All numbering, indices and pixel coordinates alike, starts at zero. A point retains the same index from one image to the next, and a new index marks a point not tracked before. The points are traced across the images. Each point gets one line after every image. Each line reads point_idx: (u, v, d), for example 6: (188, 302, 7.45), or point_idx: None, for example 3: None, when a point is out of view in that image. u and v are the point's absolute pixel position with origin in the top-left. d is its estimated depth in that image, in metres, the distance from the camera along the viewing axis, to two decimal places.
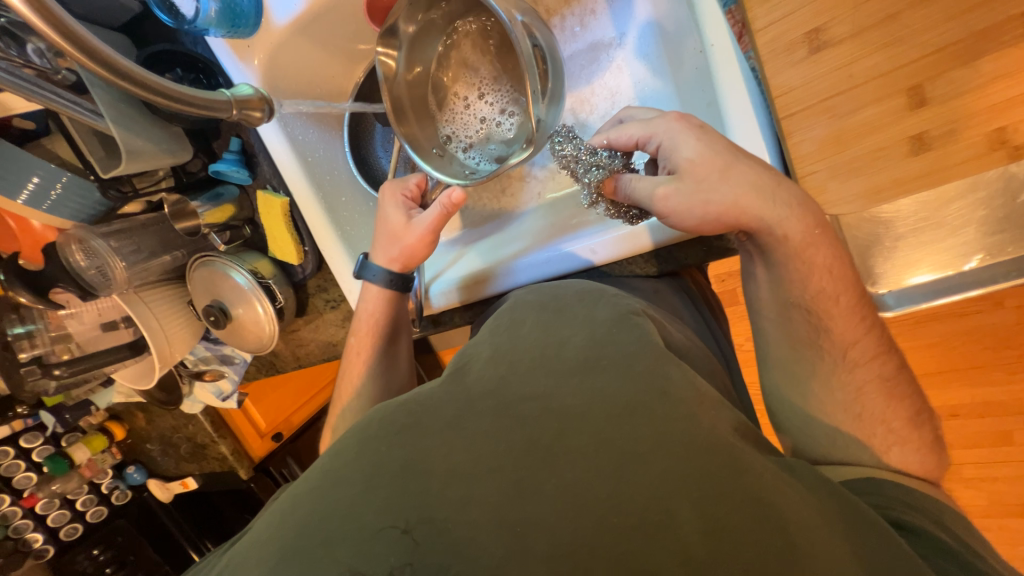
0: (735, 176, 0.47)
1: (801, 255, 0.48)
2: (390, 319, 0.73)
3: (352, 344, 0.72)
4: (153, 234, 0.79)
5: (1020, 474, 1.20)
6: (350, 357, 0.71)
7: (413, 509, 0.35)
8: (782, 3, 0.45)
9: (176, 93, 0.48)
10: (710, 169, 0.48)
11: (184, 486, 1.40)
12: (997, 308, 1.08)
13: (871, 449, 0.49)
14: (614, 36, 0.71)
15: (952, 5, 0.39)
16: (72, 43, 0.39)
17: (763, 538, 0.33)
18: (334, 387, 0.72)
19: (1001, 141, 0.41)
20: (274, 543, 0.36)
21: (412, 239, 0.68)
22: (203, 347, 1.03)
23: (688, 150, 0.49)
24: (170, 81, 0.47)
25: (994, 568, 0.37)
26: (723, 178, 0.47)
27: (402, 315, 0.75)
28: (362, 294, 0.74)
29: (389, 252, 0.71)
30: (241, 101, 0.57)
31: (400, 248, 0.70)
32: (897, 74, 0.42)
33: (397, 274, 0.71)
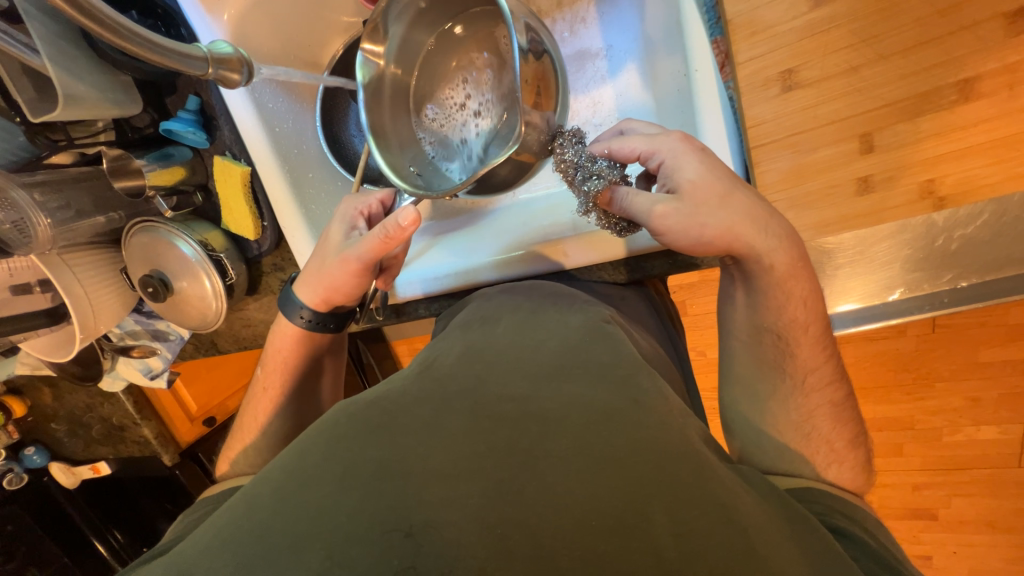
0: (733, 204, 0.50)
1: (783, 284, 0.53)
2: (308, 355, 0.69)
3: (260, 378, 0.69)
4: (86, 191, 0.71)
5: (906, 482, 1.38)
6: (256, 393, 0.68)
7: (386, 509, 0.35)
8: (762, 41, 0.48)
9: (140, 36, 0.43)
10: (710, 193, 0.50)
11: (94, 471, 1.27)
12: (901, 336, 1.21)
13: (799, 456, 0.54)
14: (601, 47, 0.72)
15: (903, 66, 0.44)
16: None
17: (727, 543, 0.34)
18: (245, 411, 0.69)
19: (929, 192, 0.46)
20: (230, 550, 0.35)
21: (335, 262, 0.64)
22: (132, 321, 0.93)
23: (690, 172, 0.51)
24: (136, 23, 0.43)
25: (895, 564, 0.43)
26: (721, 205, 0.50)
27: (321, 353, 0.71)
28: (274, 330, 0.70)
29: (319, 268, 0.66)
30: (218, 60, 0.52)
31: (322, 268, 0.65)
32: (854, 121, 0.47)
33: (312, 303, 0.66)
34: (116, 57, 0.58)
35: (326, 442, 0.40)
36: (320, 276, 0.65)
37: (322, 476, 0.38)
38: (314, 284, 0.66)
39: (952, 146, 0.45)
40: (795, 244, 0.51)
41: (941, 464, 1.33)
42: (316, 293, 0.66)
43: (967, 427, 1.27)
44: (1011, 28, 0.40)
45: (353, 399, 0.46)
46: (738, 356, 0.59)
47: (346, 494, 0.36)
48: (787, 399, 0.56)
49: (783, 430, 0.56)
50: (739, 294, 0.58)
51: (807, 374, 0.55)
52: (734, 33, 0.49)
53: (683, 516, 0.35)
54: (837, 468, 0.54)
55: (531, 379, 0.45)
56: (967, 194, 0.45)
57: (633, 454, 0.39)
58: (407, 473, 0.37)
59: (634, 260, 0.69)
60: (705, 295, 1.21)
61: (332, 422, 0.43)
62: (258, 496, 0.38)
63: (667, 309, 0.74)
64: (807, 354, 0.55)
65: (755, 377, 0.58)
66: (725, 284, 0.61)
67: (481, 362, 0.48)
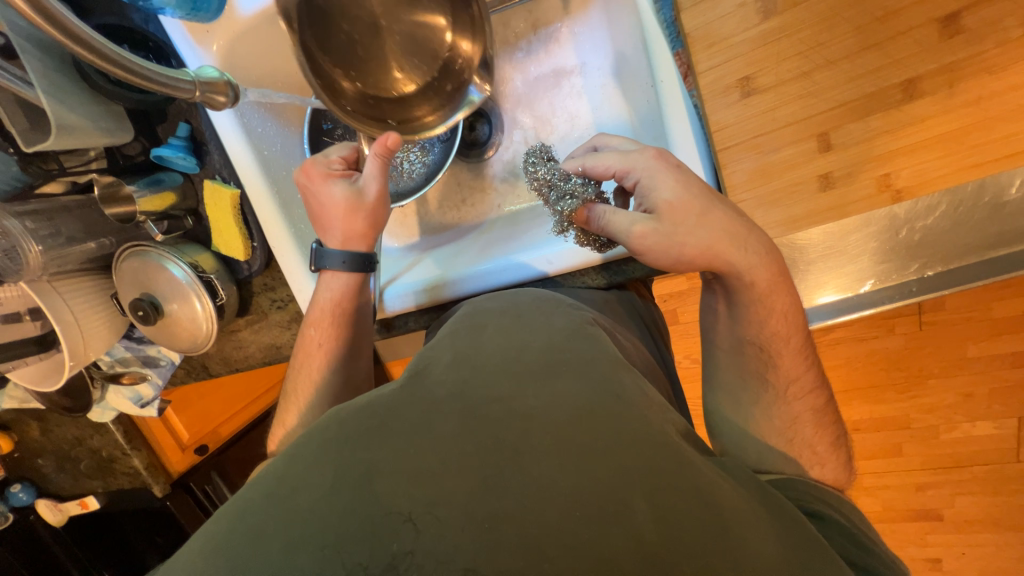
0: (711, 222, 0.52)
1: (764, 299, 0.54)
2: (355, 304, 0.70)
3: (310, 337, 0.69)
4: (77, 218, 0.71)
5: (906, 482, 1.37)
6: (308, 348, 0.69)
7: (383, 510, 0.37)
8: (719, 52, 0.51)
9: (164, 79, 0.48)
10: (688, 213, 0.52)
11: (82, 506, 1.24)
12: (890, 334, 1.24)
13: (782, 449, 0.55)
14: (576, 64, 0.76)
15: (851, 70, 0.47)
16: (60, 30, 0.40)
17: (706, 529, 0.36)
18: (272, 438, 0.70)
19: (887, 185, 0.49)
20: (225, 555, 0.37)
21: (364, 206, 0.67)
22: (122, 347, 0.93)
23: (667, 192, 0.53)
24: (156, 65, 0.47)
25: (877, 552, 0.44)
26: (700, 223, 0.52)
27: (365, 311, 0.73)
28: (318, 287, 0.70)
29: (332, 231, 0.68)
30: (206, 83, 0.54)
31: (346, 217, 0.67)
32: (811, 121, 0.50)
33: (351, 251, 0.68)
34: (103, 85, 0.60)
35: (317, 446, 0.43)
36: (340, 234, 0.68)
37: (313, 484, 0.39)
38: (345, 238, 0.68)
39: (903, 141, 0.47)
40: (774, 260, 0.53)
41: (938, 462, 1.33)
42: (353, 243, 0.68)
43: (962, 423, 1.28)
44: (943, 32, 0.44)
45: (348, 405, 0.47)
46: (721, 352, 0.61)
47: (339, 497, 0.38)
48: (767, 391, 0.58)
49: (766, 423, 0.58)
50: (722, 307, 0.60)
51: (786, 366, 0.57)
52: (694, 45, 0.52)
53: (658, 496, 0.38)
54: (817, 456, 0.56)
55: (517, 382, 0.46)
56: (922, 185, 0.48)
57: (614, 447, 0.40)
58: (398, 476, 0.39)
59: (617, 266, 0.71)
60: (694, 302, 1.23)
61: (324, 428, 0.45)
62: (250, 502, 0.41)
63: (653, 314, 0.76)
64: (784, 344, 0.56)
65: (737, 372, 0.59)
66: (707, 297, 0.62)
67: (469, 367, 0.49)
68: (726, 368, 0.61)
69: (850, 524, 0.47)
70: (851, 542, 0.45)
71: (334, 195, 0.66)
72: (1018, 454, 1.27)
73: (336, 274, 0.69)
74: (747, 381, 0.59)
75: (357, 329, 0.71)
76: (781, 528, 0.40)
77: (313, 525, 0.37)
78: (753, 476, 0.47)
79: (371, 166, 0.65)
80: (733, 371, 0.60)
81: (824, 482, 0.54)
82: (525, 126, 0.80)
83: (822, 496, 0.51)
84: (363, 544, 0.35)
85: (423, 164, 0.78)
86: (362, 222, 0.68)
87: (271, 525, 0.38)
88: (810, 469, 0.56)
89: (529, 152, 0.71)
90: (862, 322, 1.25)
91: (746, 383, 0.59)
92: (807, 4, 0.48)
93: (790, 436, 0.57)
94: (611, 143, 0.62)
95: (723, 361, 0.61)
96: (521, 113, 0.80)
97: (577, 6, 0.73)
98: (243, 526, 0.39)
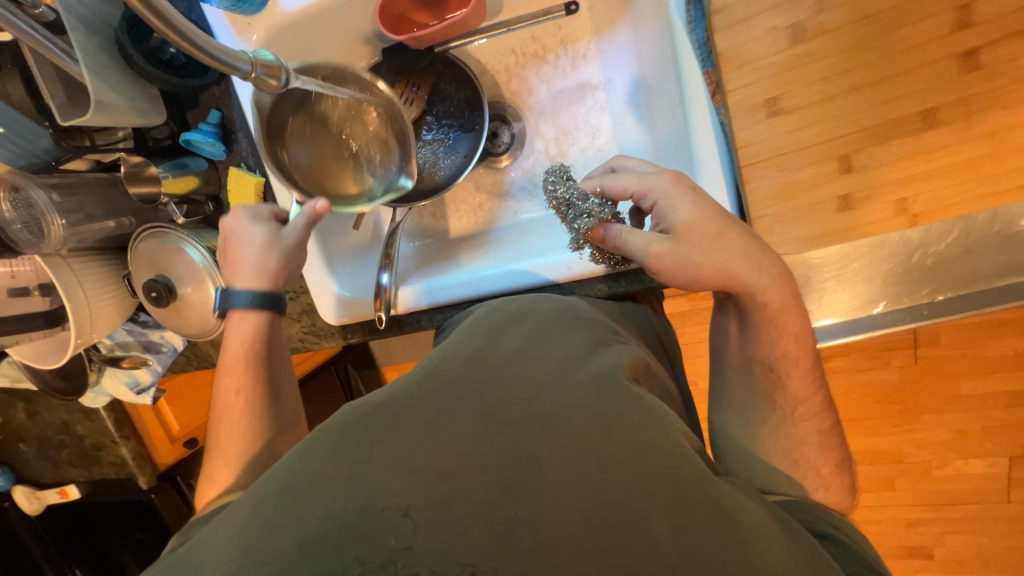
0: (727, 243, 0.54)
1: (777, 321, 0.56)
2: (269, 342, 0.68)
3: (225, 385, 0.66)
4: (100, 195, 0.72)
5: (898, 518, 1.37)
6: (227, 397, 0.65)
7: (415, 496, 0.38)
8: (750, 72, 0.54)
9: (243, 63, 0.50)
10: (703, 234, 0.54)
11: (62, 495, 1.21)
12: (885, 366, 1.25)
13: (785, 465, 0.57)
14: (600, 79, 0.78)
15: (875, 97, 0.50)
16: (175, 30, 0.43)
17: (720, 541, 0.38)
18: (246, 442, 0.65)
19: (903, 209, 0.51)
20: (241, 545, 0.39)
21: (279, 256, 0.67)
22: (124, 331, 0.92)
23: (684, 215, 0.55)
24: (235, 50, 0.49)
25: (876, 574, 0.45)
26: (715, 244, 0.54)
27: (281, 349, 0.70)
28: (216, 395, 0.66)
29: (247, 277, 0.67)
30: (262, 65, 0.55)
31: (256, 262, 0.66)
32: (834, 143, 0.52)
33: (267, 298, 0.67)
34: (145, 68, 0.61)
35: (333, 444, 0.43)
36: (257, 277, 0.67)
37: (326, 479, 0.40)
38: (254, 284, 0.67)
39: (921, 167, 0.49)
40: (789, 282, 0.55)
41: (930, 498, 1.33)
42: (262, 285, 0.67)
43: (954, 460, 1.29)
44: (963, 67, 0.46)
45: (361, 400, 0.47)
46: (727, 370, 0.62)
47: (352, 492, 0.39)
48: (776, 411, 0.59)
49: (771, 443, 0.59)
50: (733, 327, 0.61)
51: (792, 385, 0.58)
52: (726, 64, 0.54)
53: (678, 511, 0.39)
54: (820, 480, 0.57)
55: (537, 386, 0.46)
56: (935, 212, 0.50)
57: (634, 455, 0.41)
58: (421, 469, 0.40)
59: (634, 274, 0.71)
60: (695, 324, 1.24)
61: (339, 423, 0.45)
62: (266, 492, 0.42)
63: (663, 326, 0.77)
64: (794, 367, 0.58)
65: (747, 390, 0.61)
66: (718, 316, 0.64)
67: (484, 366, 0.49)
68: (736, 388, 0.62)
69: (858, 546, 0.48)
70: (858, 560, 0.46)
71: (254, 237, 0.67)
72: (1008, 494, 1.28)
73: (244, 315, 0.67)
74: (756, 399, 0.60)
75: (274, 358, 0.69)
76: (792, 549, 0.42)
77: (333, 515, 0.38)
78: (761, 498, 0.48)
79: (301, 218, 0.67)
80: (740, 387, 0.61)
81: (828, 505, 0.55)
82: (547, 136, 0.82)
83: (829, 519, 0.52)
84: (379, 537, 0.37)
85: (445, 165, 0.79)
86: (278, 262, 0.67)
87: (291, 516, 0.39)
88: (814, 490, 0.57)
89: (549, 171, 0.72)
90: (860, 352, 1.26)
91: (755, 403, 0.60)
92: (837, 32, 0.50)
93: (795, 458, 0.58)
94: (629, 165, 0.64)
95: (733, 379, 0.62)
96: (543, 123, 0.82)
97: (606, 25, 0.76)
98: (262, 514, 0.40)
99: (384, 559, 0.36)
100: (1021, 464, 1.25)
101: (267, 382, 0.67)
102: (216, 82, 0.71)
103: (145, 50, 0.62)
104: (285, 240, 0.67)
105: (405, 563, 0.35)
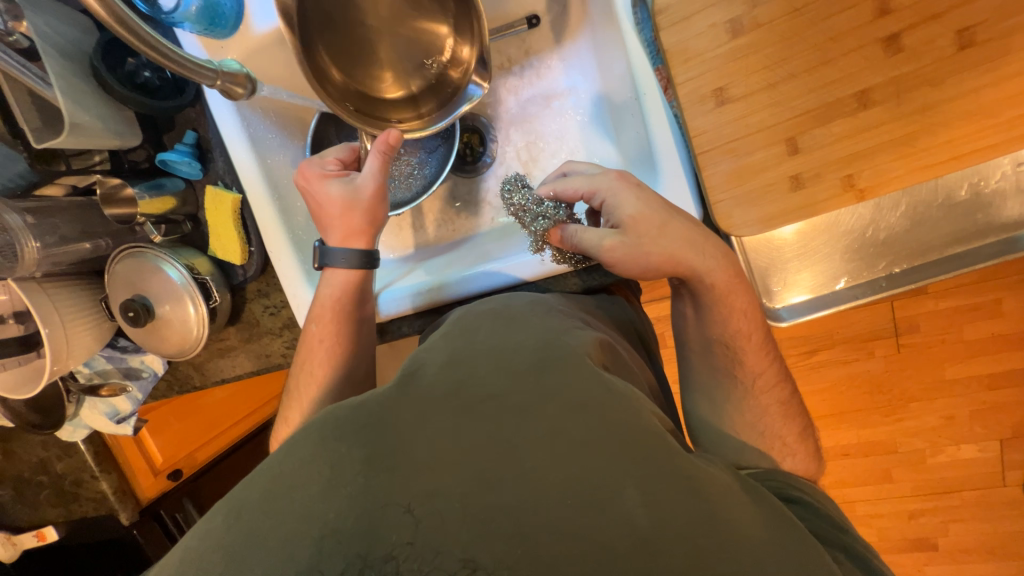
0: (672, 232, 0.56)
1: (724, 300, 0.58)
2: (357, 304, 0.70)
3: (312, 334, 0.68)
4: (75, 218, 0.72)
5: (898, 510, 1.36)
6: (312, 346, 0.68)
7: (413, 490, 0.39)
8: (695, 65, 0.57)
9: (212, 74, 0.53)
10: (650, 225, 0.56)
11: (40, 539, 1.16)
12: (870, 356, 1.27)
13: (764, 443, 0.59)
14: (565, 87, 0.82)
15: (811, 82, 0.53)
16: (149, 46, 0.46)
17: (690, 507, 0.39)
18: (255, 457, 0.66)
19: (851, 185, 0.54)
20: (219, 550, 0.39)
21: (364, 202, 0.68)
22: (103, 358, 0.91)
23: (630, 208, 0.57)
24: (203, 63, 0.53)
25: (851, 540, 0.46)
26: (661, 233, 0.56)
27: (366, 321, 0.71)
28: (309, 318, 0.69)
29: (330, 233, 0.69)
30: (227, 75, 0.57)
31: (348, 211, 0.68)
32: (779, 127, 0.55)
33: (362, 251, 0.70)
34: (119, 91, 0.62)
35: (311, 439, 0.43)
36: (337, 234, 0.69)
37: (306, 481, 0.40)
38: (347, 236, 0.69)
39: (860, 146, 0.54)
40: (731, 263, 0.58)
41: (926, 487, 1.33)
42: (352, 240, 0.69)
43: (947, 446, 1.30)
44: (888, 50, 0.51)
45: (337, 406, 0.46)
46: (692, 354, 0.64)
47: (336, 493, 0.39)
48: (737, 387, 0.61)
49: (742, 420, 0.60)
50: (689, 310, 0.63)
51: (759, 363, 0.60)
52: (672, 60, 0.57)
53: (648, 486, 0.40)
54: (788, 448, 0.59)
55: (512, 378, 0.47)
56: (879, 186, 0.54)
57: (605, 435, 0.42)
58: (395, 468, 0.40)
59: (602, 269, 0.73)
60: None
61: (319, 425, 0.44)
62: (246, 499, 0.41)
63: (640, 319, 0.78)
64: (747, 342, 0.60)
65: (710, 371, 0.62)
66: (678, 303, 0.65)
67: (463, 365, 0.49)
68: (709, 373, 0.63)
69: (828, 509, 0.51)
70: (832, 525, 0.48)
71: (329, 192, 0.67)
72: (1005, 477, 1.29)
73: (331, 271, 0.70)
74: (719, 379, 0.62)
75: (360, 324, 0.70)
76: (763, 514, 0.43)
77: (314, 515, 0.38)
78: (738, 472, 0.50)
79: (371, 162, 0.67)
80: (705, 370, 0.63)
81: (796, 473, 0.57)
82: (518, 143, 0.85)
83: (803, 487, 0.54)
84: (376, 533, 0.37)
85: (419, 175, 0.81)
86: (358, 218, 0.68)
87: (266, 524, 0.39)
88: (785, 462, 0.58)
89: (505, 179, 0.75)
90: (844, 344, 1.28)
91: (725, 384, 0.62)
92: (769, 25, 0.54)
93: (764, 431, 0.59)
94: (578, 168, 0.68)
95: (696, 364, 0.63)
96: (513, 131, 0.85)
97: (565, 36, 0.80)
98: (240, 527, 0.39)
99: (385, 554, 0.36)
100: (1010, 444, 1.27)
101: (352, 352, 0.69)
102: (191, 104, 0.74)
103: (121, 74, 0.64)
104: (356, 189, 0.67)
105: (406, 557, 0.36)
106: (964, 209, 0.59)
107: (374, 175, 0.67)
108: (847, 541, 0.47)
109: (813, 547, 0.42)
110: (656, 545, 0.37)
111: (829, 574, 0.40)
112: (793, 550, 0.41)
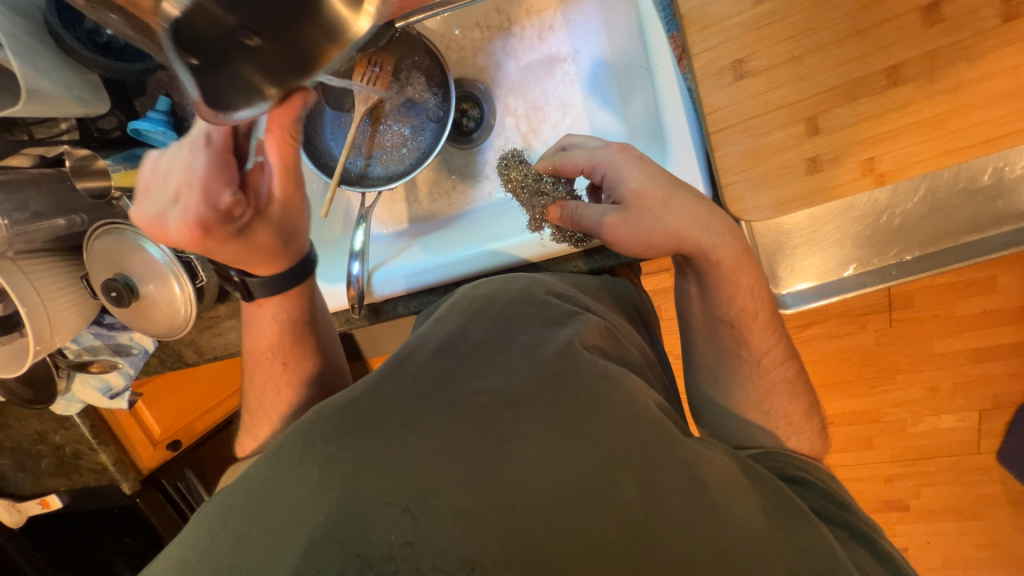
0: (676, 208, 0.54)
1: (731, 277, 0.56)
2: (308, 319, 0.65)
3: (266, 361, 0.64)
4: (46, 192, 0.67)
5: (878, 475, 1.42)
6: (267, 368, 0.64)
7: (407, 484, 0.37)
8: (714, 34, 0.53)
9: None
10: (652, 201, 0.54)
11: (44, 506, 1.19)
12: (863, 331, 1.28)
13: (763, 424, 0.59)
14: (568, 51, 0.75)
15: (840, 56, 0.50)
16: None
17: (694, 498, 0.39)
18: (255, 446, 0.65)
19: (871, 169, 0.52)
20: (210, 556, 0.38)
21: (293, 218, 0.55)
22: (91, 335, 0.88)
23: (632, 182, 0.56)
24: None
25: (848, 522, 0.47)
26: (665, 209, 0.54)
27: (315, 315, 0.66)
28: (249, 320, 0.63)
29: (256, 266, 0.57)
30: None
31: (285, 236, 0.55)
32: (801, 104, 0.52)
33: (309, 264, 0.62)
34: (82, 51, 0.57)
35: (299, 444, 0.42)
36: (271, 264, 0.58)
37: (298, 481, 0.39)
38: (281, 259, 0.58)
39: (887, 126, 0.51)
40: (738, 238, 0.56)
41: (907, 454, 1.38)
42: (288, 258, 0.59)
43: (928, 416, 1.33)
44: (926, 20, 0.48)
45: (331, 401, 0.46)
46: (698, 334, 0.63)
47: (325, 493, 0.38)
48: (743, 367, 0.60)
49: (744, 398, 0.60)
50: (693, 289, 0.62)
51: (758, 341, 0.59)
52: (689, 26, 0.54)
53: (644, 475, 0.39)
54: (792, 426, 0.59)
55: (512, 375, 0.45)
56: (902, 170, 0.52)
57: (605, 431, 0.41)
58: (387, 466, 0.39)
59: (608, 250, 0.70)
60: None
61: (305, 429, 0.43)
62: (232, 501, 0.41)
63: (642, 300, 0.76)
64: (753, 320, 0.58)
65: (715, 353, 0.61)
66: (679, 281, 0.64)
67: (455, 355, 0.49)
68: (708, 353, 0.62)
69: (828, 486, 0.52)
70: (829, 502, 0.49)
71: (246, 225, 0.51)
72: (979, 445, 1.34)
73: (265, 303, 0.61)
74: (724, 360, 0.61)
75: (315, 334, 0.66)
76: (762, 498, 0.43)
77: (303, 519, 0.37)
78: (734, 452, 0.49)
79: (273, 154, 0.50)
80: (708, 350, 0.62)
81: (800, 451, 0.57)
82: (517, 112, 0.80)
83: (799, 464, 0.55)
84: (370, 530, 0.36)
85: (413, 147, 0.75)
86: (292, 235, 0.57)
87: (256, 525, 0.38)
88: (786, 440, 0.58)
89: (503, 156, 0.72)
90: (837, 318, 1.29)
91: (725, 364, 0.61)
92: None
93: (766, 409, 0.59)
94: (578, 141, 0.64)
95: (700, 341, 0.63)
96: (512, 99, 0.79)
97: None
98: (229, 529, 0.39)
99: (384, 554, 0.34)
100: (991, 415, 1.31)
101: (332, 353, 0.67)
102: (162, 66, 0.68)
103: (80, 33, 0.59)
104: (280, 205, 0.53)
105: (405, 558, 0.34)
106: (983, 194, 0.57)
107: (291, 181, 0.52)
108: (849, 519, 0.47)
109: (811, 523, 0.43)
110: (657, 539, 0.36)
111: (828, 556, 0.40)
112: (795, 535, 0.41)
